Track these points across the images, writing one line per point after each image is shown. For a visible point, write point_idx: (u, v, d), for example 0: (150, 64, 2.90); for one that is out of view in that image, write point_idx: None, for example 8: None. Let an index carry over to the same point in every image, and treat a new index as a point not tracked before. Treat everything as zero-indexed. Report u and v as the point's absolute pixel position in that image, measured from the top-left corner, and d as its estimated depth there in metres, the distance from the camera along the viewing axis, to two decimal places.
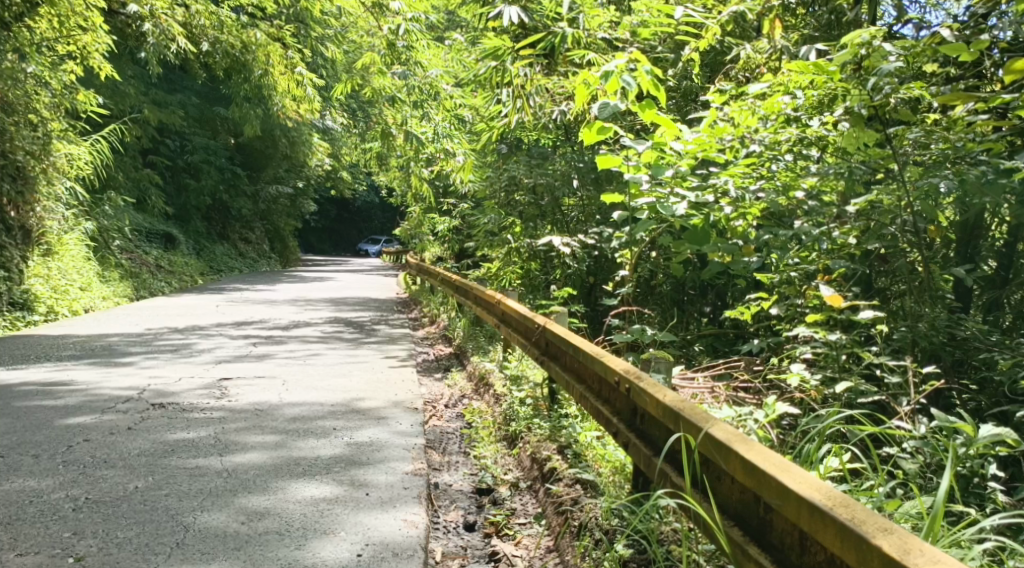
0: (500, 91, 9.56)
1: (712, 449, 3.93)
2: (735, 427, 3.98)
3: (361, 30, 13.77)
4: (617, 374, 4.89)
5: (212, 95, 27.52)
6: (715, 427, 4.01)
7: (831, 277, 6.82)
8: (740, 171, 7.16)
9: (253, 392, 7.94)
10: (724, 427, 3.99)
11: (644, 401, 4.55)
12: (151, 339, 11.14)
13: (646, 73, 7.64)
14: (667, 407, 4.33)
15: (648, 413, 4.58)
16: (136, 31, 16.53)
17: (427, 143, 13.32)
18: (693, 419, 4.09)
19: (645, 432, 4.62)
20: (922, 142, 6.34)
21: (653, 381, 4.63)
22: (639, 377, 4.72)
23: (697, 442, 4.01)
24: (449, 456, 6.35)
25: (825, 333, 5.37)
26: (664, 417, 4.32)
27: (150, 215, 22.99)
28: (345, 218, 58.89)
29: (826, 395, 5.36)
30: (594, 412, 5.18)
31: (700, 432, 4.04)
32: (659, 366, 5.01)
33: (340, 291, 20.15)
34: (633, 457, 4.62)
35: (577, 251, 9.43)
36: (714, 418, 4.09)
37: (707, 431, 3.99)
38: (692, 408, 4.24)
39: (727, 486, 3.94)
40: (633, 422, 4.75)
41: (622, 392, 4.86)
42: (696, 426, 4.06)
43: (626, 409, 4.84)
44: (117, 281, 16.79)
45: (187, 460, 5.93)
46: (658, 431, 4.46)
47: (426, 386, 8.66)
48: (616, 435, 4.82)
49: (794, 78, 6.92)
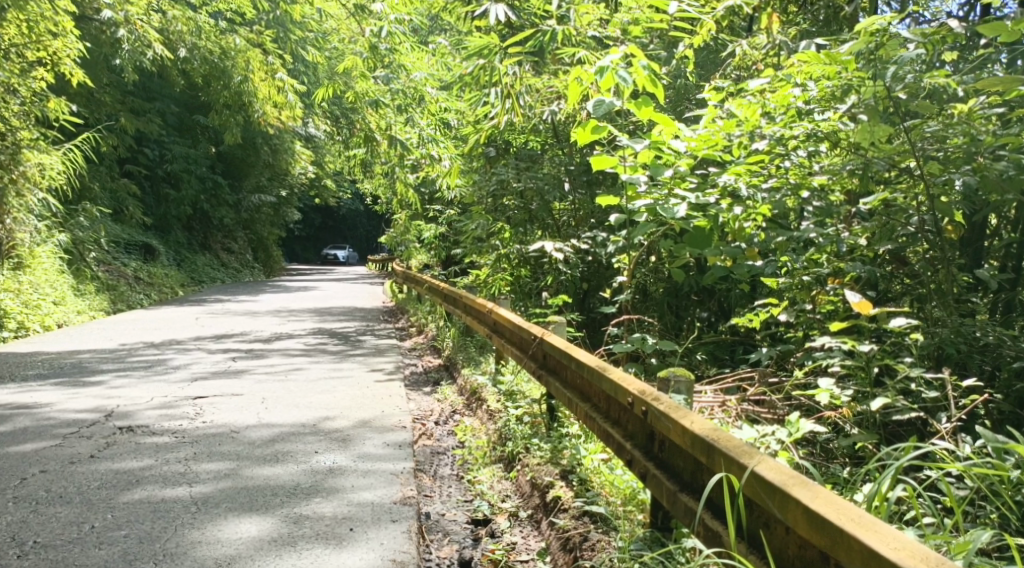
0: (487, 91, 9.07)
1: (763, 493, 3.50)
2: (782, 465, 3.54)
3: (343, 33, 13.27)
4: (631, 394, 4.45)
5: (191, 104, 26.94)
6: (760, 464, 3.57)
7: (844, 281, 6.39)
8: (747, 170, 6.71)
9: (229, 412, 7.47)
10: (770, 464, 3.55)
11: (666, 427, 4.10)
12: (126, 355, 10.64)
13: (642, 68, 7.17)
14: (694, 435, 3.89)
15: (669, 441, 4.14)
16: (110, 37, 15.98)
17: (412, 149, 12.55)
18: (731, 455, 3.65)
19: (665, 461, 4.19)
20: (940, 135, 5.81)
21: (673, 403, 4.20)
22: (656, 398, 4.28)
23: (742, 483, 3.58)
24: (441, 481, 5.90)
25: (854, 344, 4.89)
26: (693, 447, 3.89)
27: (128, 226, 22.42)
28: (329, 226, 58.34)
29: (855, 412, 4.87)
30: (603, 435, 4.74)
31: (741, 469, 3.60)
32: (678, 387, 4.57)
33: (324, 300, 19.65)
34: (653, 489, 4.18)
35: (571, 257, 8.94)
36: (755, 453, 3.66)
37: (752, 470, 3.55)
38: (725, 439, 3.80)
39: (776, 534, 3.49)
40: (650, 449, 4.31)
41: (636, 415, 4.42)
42: (737, 463, 3.62)
43: (641, 434, 4.41)
44: (93, 295, 16.24)
45: (152, 494, 5.45)
46: (684, 462, 4.03)
47: (415, 401, 8.17)
48: (631, 463, 4.38)
49: (806, 69, 6.51)
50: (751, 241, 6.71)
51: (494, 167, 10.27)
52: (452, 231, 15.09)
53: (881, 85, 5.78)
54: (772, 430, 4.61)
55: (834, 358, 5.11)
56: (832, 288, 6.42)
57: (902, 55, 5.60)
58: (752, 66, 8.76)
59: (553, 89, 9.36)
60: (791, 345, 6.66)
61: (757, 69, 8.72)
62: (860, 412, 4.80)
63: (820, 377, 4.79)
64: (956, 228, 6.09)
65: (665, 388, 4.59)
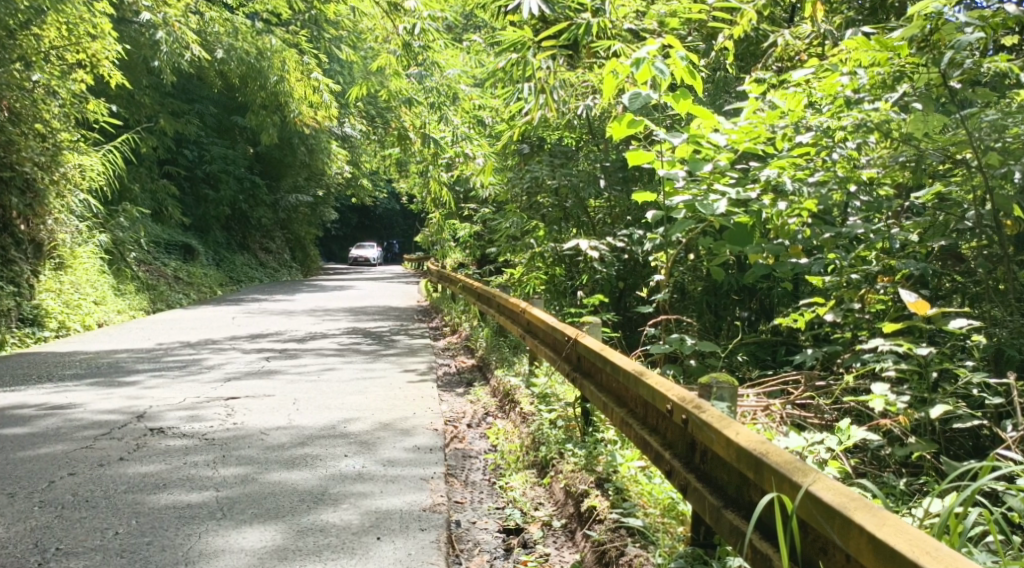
0: (521, 86, 8.83)
1: (820, 516, 3.23)
2: (840, 485, 3.27)
3: (376, 31, 13.10)
4: (670, 401, 4.21)
5: (228, 104, 26.95)
6: (814, 484, 3.30)
7: (895, 279, 6.11)
8: (792, 163, 6.44)
9: (259, 414, 7.33)
10: (826, 484, 3.28)
11: (709, 438, 3.86)
12: (161, 355, 10.55)
13: (680, 59, 6.92)
14: (740, 448, 3.64)
15: (712, 452, 3.89)
16: (149, 38, 15.95)
17: (446, 147, 12.31)
18: (783, 472, 3.39)
19: (707, 473, 3.94)
20: (998, 125, 5.53)
21: (715, 411, 3.96)
22: (697, 405, 4.05)
23: (795, 504, 3.32)
24: (471, 487, 5.70)
25: (911, 346, 4.54)
26: (738, 460, 3.64)
27: (167, 226, 22.49)
28: (366, 226, 58.48)
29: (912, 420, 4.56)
30: (639, 443, 4.51)
31: (794, 489, 3.34)
32: (721, 393, 4.29)
33: (359, 299, 19.57)
34: (694, 503, 3.94)
35: (606, 255, 8.70)
36: (809, 469, 3.40)
37: (806, 489, 3.29)
38: (774, 453, 3.55)
39: (834, 561, 3.22)
40: (691, 460, 4.07)
41: (676, 424, 4.18)
42: (789, 482, 3.36)
43: (680, 443, 4.17)
44: (133, 294, 16.23)
45: (178, 498, 5.31)
46: (729, 475, 3.78)
47: (447, 403, 7.98)
48: (670, 474, 4.15)
49: (854, 55, 6.16)
50: (795, 238, 6.48)
51: (528, 164, 10.02)
52: (487, 230, 14.91)
53: (936, 71, 5.59)
54: (821, 438, 4.36)
55: (888, 361, 4.84)
56: (882, 287, 6.15)
57: (959, 39, 5.34)
58: (794, 58, 8.48)
59: (588, 84, 9.13)
60: (839, 345, 6.39)
61: (798, 61, 8.45)
62: (916, 418, 4.52)
63: (874, 382, 4.47)
64: (1015, 222, 5.78)
65: (706, 394, 4.30)
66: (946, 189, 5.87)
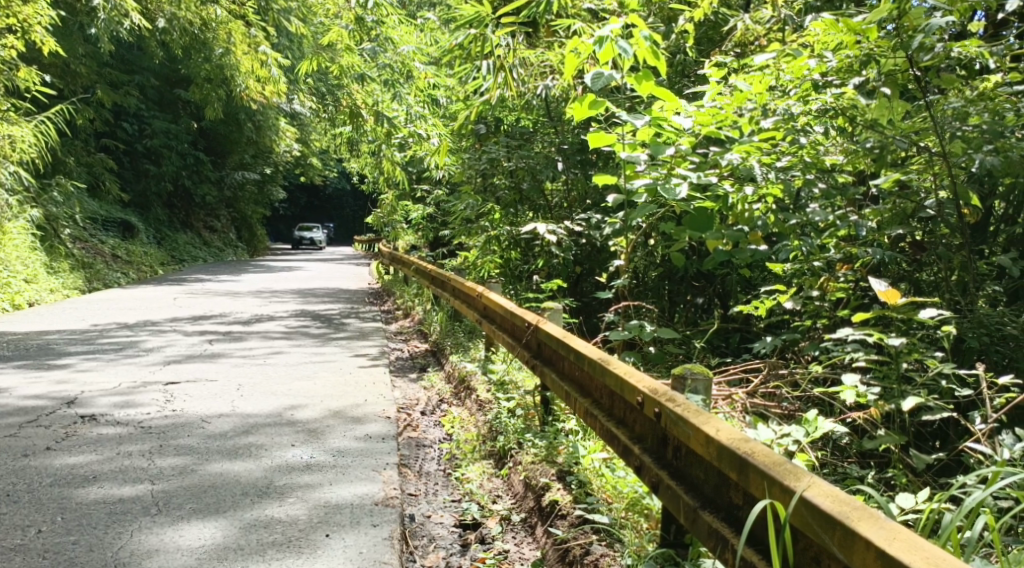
0: (477, 64, 8.58)
1: (816, 525, 3.10)
2: (836, 492, 3.15)
3: (328, 5, 12.73)
4: (640, 394, 4.06)
5: (173, 78, 26.26)
6: (808, 489, 3.18)
7: (855, 267, 6.11)
8: (762, 148, 6.21)
9: (202, 400, 7.08)
10: (821, 490, 3.16)
11: (684, 433, 3.71)
12: (96, 336, 10.19)
13: (643, 38, 6.73)
14: (720, 446, 3.50)
15: (687, 448, 3.75)
16: (85, 6, 15.41)
17: (398, 127, 12.03)
18: (774, 476, 3.26)
19: (680, 471, 3.80)
20: (962, 112, 5.51)
21: (689, 405, 3.82)
22: (669, 398, 3.90)
23: (789, 512, 3.18)
24: (425, 479, 5.51)
25: (882, 335, 4.37)
26: (717, 458, 3.50)
27: (105, 202, 21.87)
28: (316, 206, 57.82)
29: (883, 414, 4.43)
30: (605, 436, 4.36)
31: (786, 494, 3.20)
32: (695, 387, 4.12)
33: (308, 281, 19.21)
34: (666, 502, 3.79)
35: (564, 240, 8.50)
36: (801, 473, 3.27)
37: (801, 495, 3.16)
38: (759, 452, 3.41)
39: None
40: (663, 455, 3.92)
41: (646, 417, 4.03)
42: (781, 486, 3.23)
43: (650, 437, 4.03)
44: (67, 272, 15.75)
45: (109, 492, 5.05)
46: (705, 475, 3.64)
47: (400, 389, 7.77)
48: (639, 470, 4.00)
49: (824, 37, 6.05)
50: (754, 225, 6.32)
51: (484, 145, 9.78)
52: (440, 212, 14.66)
53: (903, 56, 5.46)
54: (789, 431, 4.13)
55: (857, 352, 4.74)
56: (843, 275, 6.13)
57: (929, 22, 5.20)
58: (754, 42, 8.34)
59: (546, 64, 8.93)
60: (798, 333, 6.29)
61: (757, 46, 8.31)
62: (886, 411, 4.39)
63: (845, 373, 4.26)
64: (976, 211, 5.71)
65: (680, 387, 4.13)
66: (906, 176, 5.73)
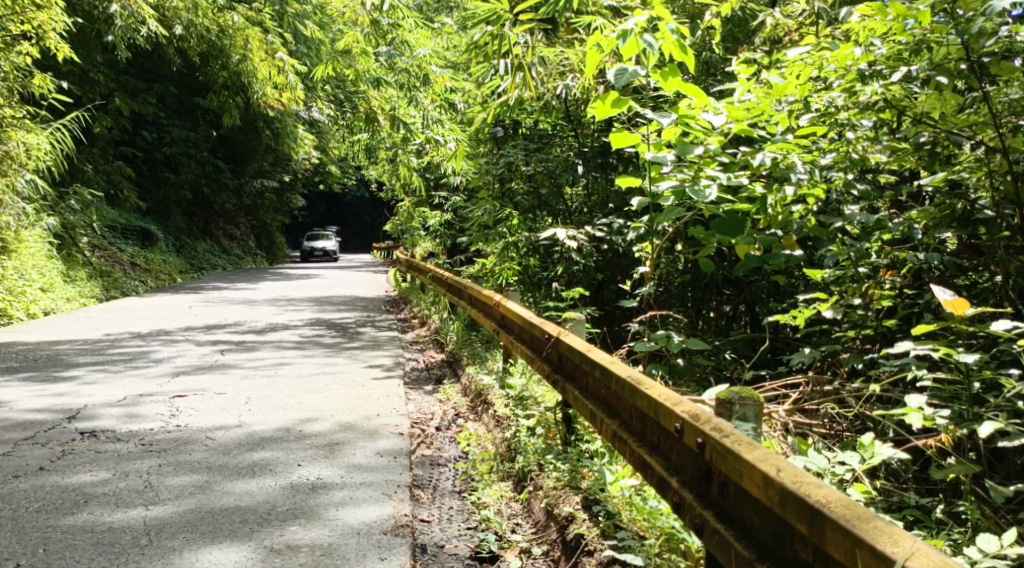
0: (496, 63, 8.17)
1: None
2: (940, 562, 2.70)
3: (344, 8, 12.35)
4: (682, 420, 3.64)
5: (190, 85, 26.02)
6: (909, 558, 2.73)
7: (899, 273, 5.68)
8: (805, 144, 5.82)
9: (206, 414, 6.72)
10: (925, 560, 2.71)
11: (734, 470, 3.31)
12: (106, 347, 9.85)
13: (670, 32, 6.25)
14: (782, 489, 3.08)
15: (738, 487, 3.33)
16: (102, 13, 15.11)
17: (416, 132, 11.65)
18: (862, 537, 2.81)
19: (729, 511, 3.38)
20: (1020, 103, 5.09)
21: (742, 436, 3.40)
22: (717, 426, 3.48)
23: None
24: (439, 502, 5.13)
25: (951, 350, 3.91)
26: (778, 504, 3.08)
27: (123, 211, 21.63)
28: (334, 213, 57.69)
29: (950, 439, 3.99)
30: (639, 463, 3.95)
31: (879, 560, 2.76)
32: (744, 413, 3.70)
33: (324, 289, 18.88)
34: (713, 547, 3.37)
35: (585, 245, 8.09)
36: (893, 534, 2.82)
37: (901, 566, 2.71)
38: (833, 502, 2.98)
39: None
40: (707, 492, 3.52)
41: (688, 446, 3.62)
42: (873, 551, 2.78)
43: (693, 469, 3.61)
44: (84, 281, 15.45)
45: (100, 520, 4.68)
46: (762, 522, 3.21)
47: (414, 403, 7.37)
48: (682, 507, 3.58)
49: (868, 23, 5.55)
50: (789, 228, 5.92)
51: (503, 149, 9.34)
52: (458, 218, 14.30)
53: (957, 44, 5.09)
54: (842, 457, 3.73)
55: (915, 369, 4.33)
56: (889, 282, 5.71)
57: (990, 5, 4.82)
58: (784, 39, 7.94)
59: (567, 64, 8.52)
60: (839, 344, 5.90)
61: (788, 41, 7.89)
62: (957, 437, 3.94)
63: (910, 393, 3.82)
64: None
65: (726, 414, 3.72)
66: (955, 174, 5.35)
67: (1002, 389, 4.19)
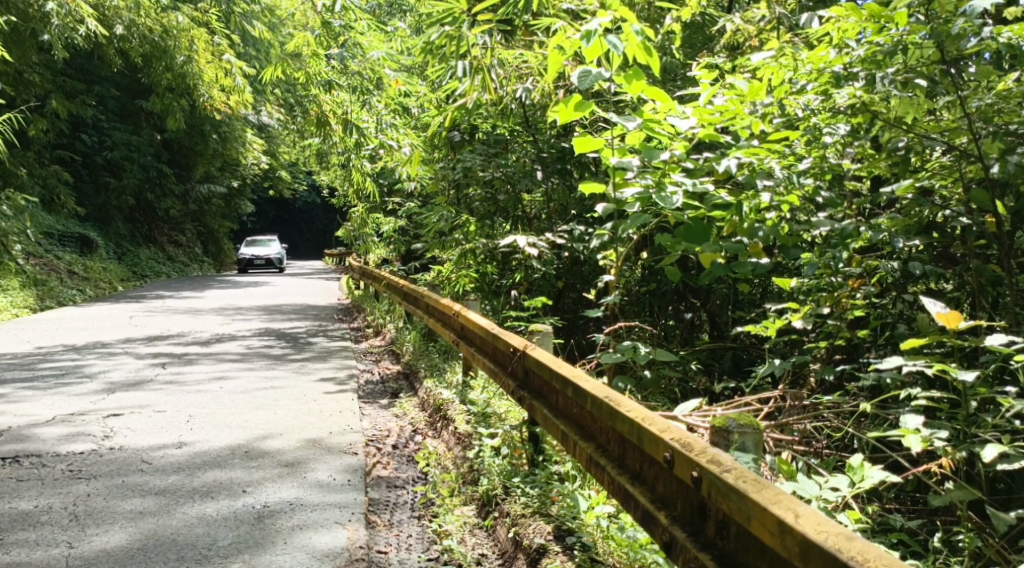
0: (451, 65, 7.87)
1: None
2: None
3: (293, 9, 11.99)
4: (675, 450, 3.39)
5: (134, 88, 25.39)
6: None
7: (869, 282, 5.45)
8: (780, 148, 5.61)
9: (146, 433, 6.35)
10: None
11: (739, 510, 3.06)
12: (38, 361, 9.40)
13: (635, 33, 5.91)
14: (803, 538, 2.82)
15: (740, 528, 3.09)
16: (37, 12, 14.61)
17: (369, 137, 11.31)
18: None
19: (729, 554, 3.15)
20: (990, 110, 4.85)
21: (745, 472, 3.16)
22: (716, 460, 3.24)
23: None
24: (398, 530, 4.86)
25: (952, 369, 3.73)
26: (797, 555, 2.83)
27: (60, 217, 21.00)
28: (285, 219, 56.76)
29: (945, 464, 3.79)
30: (622, 493, 3.71)
31: None
32: (743, 443, 3.48)
33: (273, 297, 18.41)
34: None
35: (545, 253, 7.83)
36: None
37: None
38: (860, 555, 2.73)
39: None
40: (701, 530, 3.29)
41: (680, 480, 3.38)
42: None
43: (687, 505, 3.37)
44: (17, 290, 14.90)
45: (19, 562, 4.38)
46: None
47: (369, 418, 7.04)
48: (673, 545, 3.35)
49: (844, 24, 5.39)
50: (754, 235, 5.59)
51: (459, 154, 9.04)
52: (412, 225, 13.97)
53: (933, 47, 4.88)
54: (831, 481, 3.54)
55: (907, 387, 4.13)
56: (859, 292, 5.44)
57: (971, 6, 4.63)
58: (745, 44, 7.75)
59: (525, 66, 8.23)
60: (810, 356, 5.71)
61: (749, 47, 7.61)
62: (953, 461, 3.74)
63: (908, 415, 3.64)
64: (1000, 221, 5.13)
65: (724, 443, 3.49)
66: (920, 183, 5.10)
67: (996, 407, 4.01)
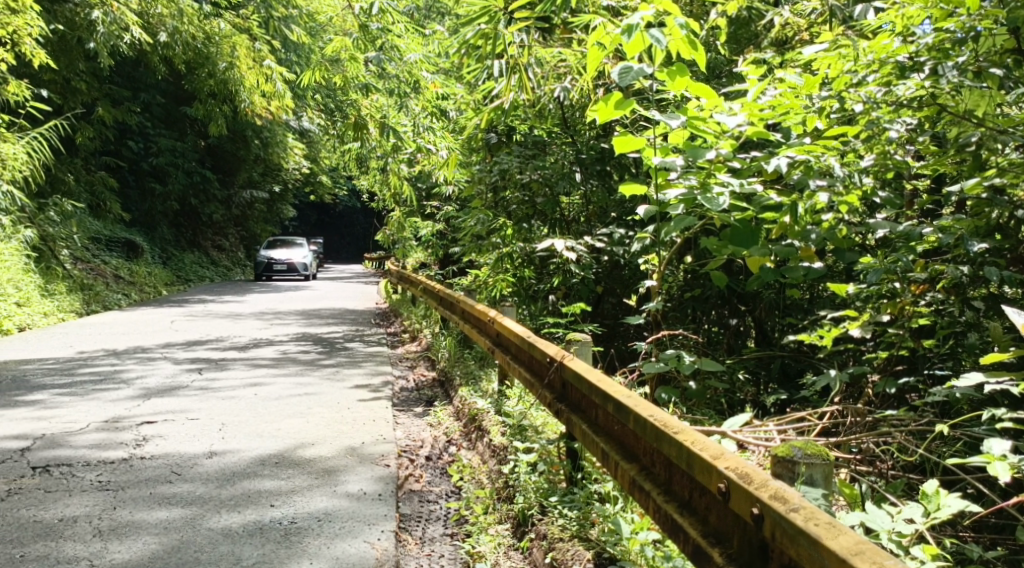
0: (488, 65, 7.62)
1: None
2: None
3: (331, 12, 11.82)
4: (733, 479, 3.11)
5: (178, 94, 25.51)
6: None
7: (929, 288, 5.07)
8: (838, 145, 5.24)
9: (176, 442, 6.15)
10: None
11: (811, 557, 2.79)
12: (78, 366, 9.26)
13: (679, 27, 5.51)
14: None
15: None
16: (84, 19, 14.63)
17: (407, 140, 11.09)
18: None
19: None
20: None
21: (814, 511, 2.89)
22: (781, 496, 2.96)
23: None
24: (430, 550, 4.61)
25: None
26: None
27: (107, 222, 21.04)
28: (326, 224, 56.88)
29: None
30: (671, 523, 3.42)
31: None
32: (811, 476, 3.18)
33: (313, 301, 18.27)
34: None
35: (584, 256, 7.53)
36: None
37: None
38: None
39: None
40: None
41: (739, 515, 3.10)
42: None
43: (745, 543, 3.08)
44: (63, 294, 14.86)
45: None
46: None
47: (403, 427, 6.78)
48: None
49: (908, 10, 5.02)
50: (807, 238, 5.25)
51: (497, 156, 8.77)
52: (450, 228, 13.75)
53: None
54: (903, 509, 3.30)
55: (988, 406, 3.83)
56: (924, 299, 5.08)
57: None
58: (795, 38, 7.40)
59: (563, 65, 7.95)
60: (867, 365, 5.36)
61: (799, 41, 7.31)
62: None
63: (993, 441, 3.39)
64: None
65: (790, 476, 3.20)
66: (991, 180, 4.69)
67: None
